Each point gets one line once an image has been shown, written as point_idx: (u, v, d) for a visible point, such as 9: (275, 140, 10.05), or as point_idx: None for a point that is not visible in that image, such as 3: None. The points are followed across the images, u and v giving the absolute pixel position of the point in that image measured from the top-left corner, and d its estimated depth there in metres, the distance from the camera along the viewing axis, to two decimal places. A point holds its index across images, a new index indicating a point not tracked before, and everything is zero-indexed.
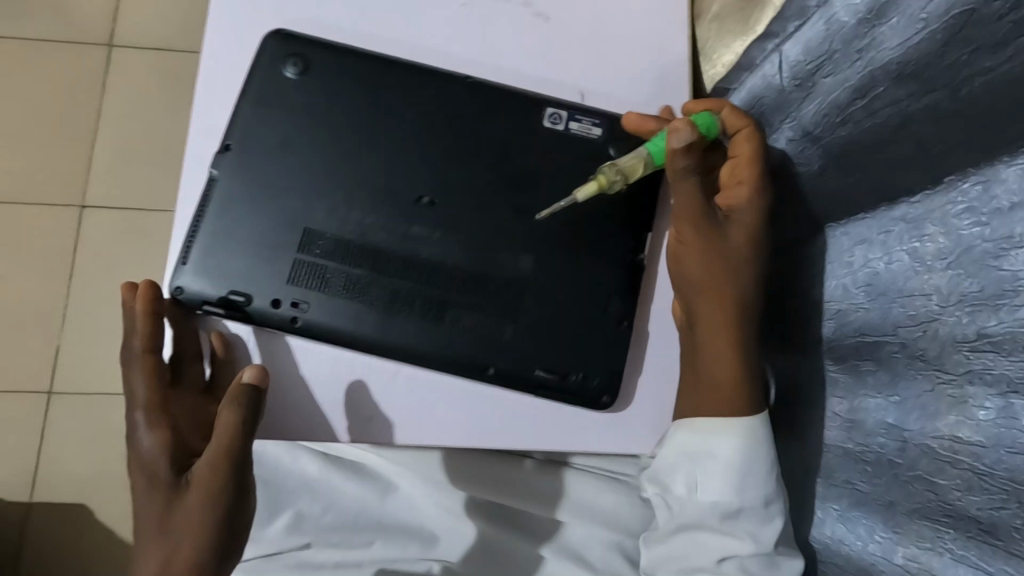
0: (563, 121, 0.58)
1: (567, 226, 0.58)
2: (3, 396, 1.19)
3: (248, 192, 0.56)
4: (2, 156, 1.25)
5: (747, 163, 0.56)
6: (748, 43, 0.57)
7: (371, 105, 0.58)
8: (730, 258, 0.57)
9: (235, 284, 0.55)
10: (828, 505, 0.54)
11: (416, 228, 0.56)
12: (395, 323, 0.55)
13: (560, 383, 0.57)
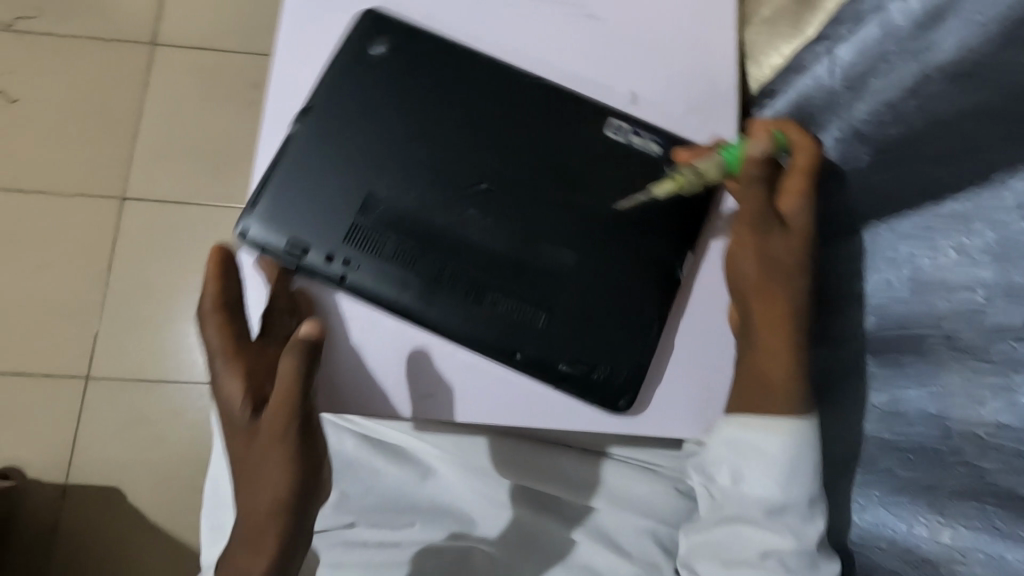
0: (625, 133, 0.61)
1: (612, 223, 0.60)
2: (43, 378, 1.23)
3: (318, 156, 0.60)
4: (50, 149, 1.31)
5: (805, 177, 0.56)
6: (799, 47, 0.59)
7: (442, 89, 0.61)
8: (784, 270, 0.56)
9: (293, 235, 0.59)
10: (870, 492, 0.55)
11: (461, 207, 0.59)
12: (434, 296, 0.58)
13: (586, 377, 0.59)
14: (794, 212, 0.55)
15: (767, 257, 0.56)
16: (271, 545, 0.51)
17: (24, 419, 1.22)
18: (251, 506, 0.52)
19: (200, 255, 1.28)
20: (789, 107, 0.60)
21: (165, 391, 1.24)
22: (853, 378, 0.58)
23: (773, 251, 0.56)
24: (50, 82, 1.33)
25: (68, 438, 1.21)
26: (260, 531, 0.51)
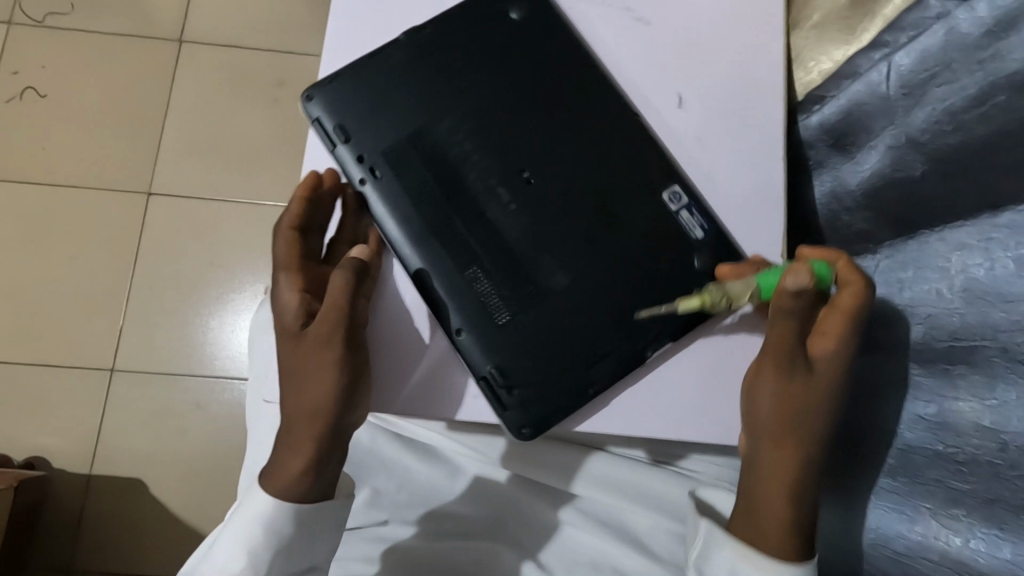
0: (677, 206, 0.57)
1: (619, 253, 0.56)
2: (68, 369, 1.24)
3: (399, 77, 0.59)
4: (77, 143, 1.32)
5: (844, 320, 0.50)
6: (851, 52, 0.60)
7: (544, 64, 0.60)
8: (798, 412, 0.51)
9: (344, 122, 0.59)
10: (918, 504, 0.54)
11: (480, 162, 0.57)
12: (429, 245, 0.57)
13: (500, 389, 0.55)
14: (820, 354, 0.50)
15: (784, 395, 0.51)
16: (308, 451, 0.55)
17: (49, 409, 1.23)
18: (292, 414, 0.56)
19: (223, 251, 1.29)
20: (839, 113, 0.60)
21: (187, 385, 1.24)
22: (895, 387, 0.57)
23: (791, 388, 0.51)
24: (80, 78, 1.34)
25: (92, 429, 1.22)
26: (298, 438, 0.55)
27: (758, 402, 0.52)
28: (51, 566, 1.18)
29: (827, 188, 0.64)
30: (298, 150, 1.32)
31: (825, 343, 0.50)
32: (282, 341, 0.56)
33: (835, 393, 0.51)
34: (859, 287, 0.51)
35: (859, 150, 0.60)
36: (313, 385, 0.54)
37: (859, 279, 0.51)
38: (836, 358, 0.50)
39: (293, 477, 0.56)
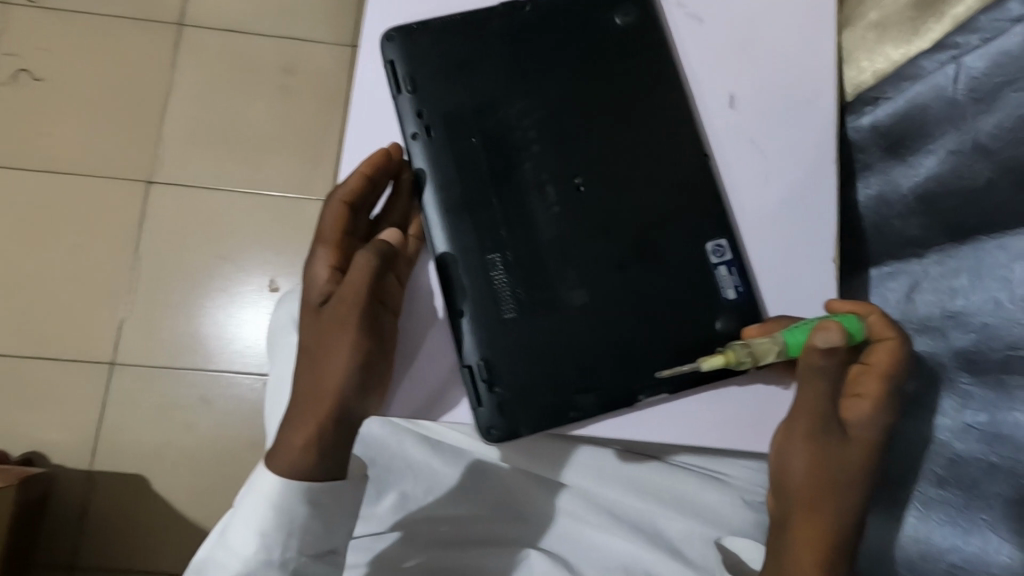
0: (719, 259, 0.54)
1: (647, 274, 0.53)
2: (66, 362, 1.20)
3: (475, 49, 0.56)
4: (75, 128, 1.27)
5: (881, 380, 0.51)
6: (915, 53, 0.58)
7: (633, 74, 0.57)
8: (839, 477, 0.50)
9: (416, 73, 0.56)
10: (974, 515, 0.53)
11: (537, 151, 0.55)
12: (458, 221, 0.54)
13: (479, 386, 0.52)
14: (863, 419, 0.51)
15: (825, 461, 0.50)
16: (310, 436, 0.53)
17: (47, 403, 1.19)
18: (304, 390, 0.54)
19: (228, 241, 1.25)
20: (896, 114, 0.59)
21: (190, 379, 1.21)
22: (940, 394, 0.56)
23: (834, 454, 0.50)
24: (78, 60, 1.29)
25: (92, 424, 1.19)
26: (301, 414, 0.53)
27: (792, 466, 0.51)
28: (49, 564, 1.15)
29: (874, 191, 0.63)
30: (306, 140, 1.28)
31: (869, 407, 0.50)
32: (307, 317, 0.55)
33: (873, 457, 0.51)
34: (895, 345, 0.51)
35: (914, 154, 0.59)
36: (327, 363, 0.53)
37: (896, 337, 0.52)
38: (880, 421, 0.51)
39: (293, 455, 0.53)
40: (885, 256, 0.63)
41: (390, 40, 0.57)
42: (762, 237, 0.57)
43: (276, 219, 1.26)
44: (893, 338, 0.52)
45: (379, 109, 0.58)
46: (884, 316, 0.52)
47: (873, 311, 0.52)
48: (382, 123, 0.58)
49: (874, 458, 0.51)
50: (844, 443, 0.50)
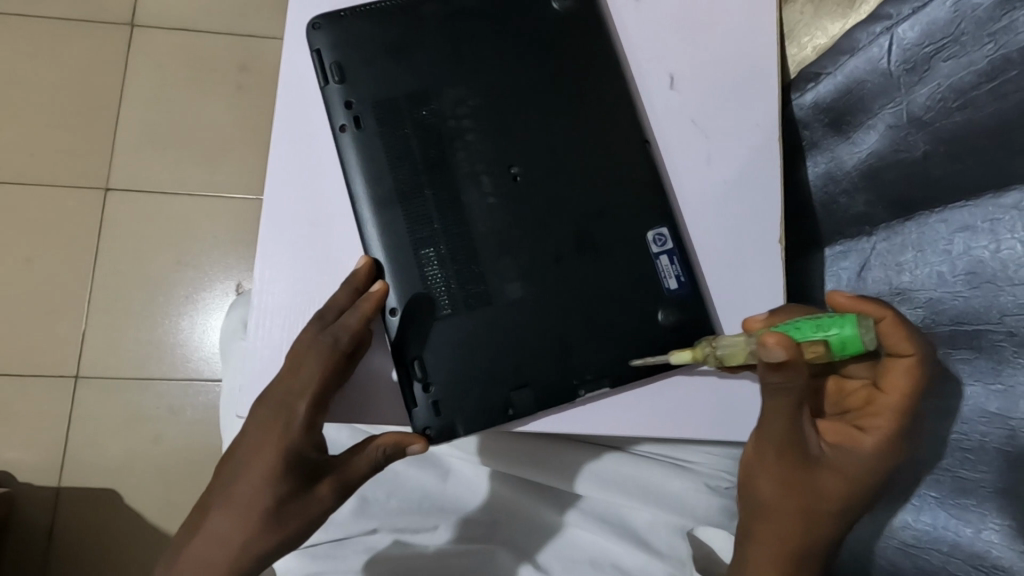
0: (660, 249, 0.53)
1: (588, 265, 0.52)
2: (27, 379, 1.17)
3: (406, 36, 0.54)
4: (23, 137, 1.23)
5: (894, 416, 0.49)
6: (849, 26, 0.57)
7: (573, 58, 0.55)
8: (824, 503, 0.49)
9: (345, 61, 0.54)
10: (924, 493, 0.53)
11: (472, 141, 0.53)
12: (391, 214, 0.52)
13: (415, 386, 0.50)
14: (872, 451, 0.49)
15: (811, 485, 0.49)
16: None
17: (10, 420, 1.15)
18: (217, 540, 0.46)
19: (190, 246, 1.22)
20: (836, 91, 0.58)
21: (158, 389, 1.18)
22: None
23: (817, 479, 0.49)
24: (25, 65, 1.25)
25: (58, 441, 1.15)
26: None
27: (764, 488, 0.50)
28: None
29: (822, 169, 0.61)
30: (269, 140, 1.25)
31: (876, 438, 0.49)
32: (256, 482, 0.45)
33: (874, 486, 0.50)
34: (912, 363, 0.48)
35: (855, 129, 0.58)
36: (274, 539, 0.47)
37: (915, 355, 0.48)
38: (889, 454, 0.49)
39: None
40: (836, 236, 0.62)
41: (317, 27, 0.54)
42: (704, 222, 0.56)
43: (241, 223, 1.24)
44: (912, 354, 0.48)
45: (309, 102, 0.55)
46: (896, 323, 0.47)
47: (886, 315, 0.47)
48: (312, 114, 0.55)
49: (865, 485, 0.49)
50: (837, 468, 0.49)
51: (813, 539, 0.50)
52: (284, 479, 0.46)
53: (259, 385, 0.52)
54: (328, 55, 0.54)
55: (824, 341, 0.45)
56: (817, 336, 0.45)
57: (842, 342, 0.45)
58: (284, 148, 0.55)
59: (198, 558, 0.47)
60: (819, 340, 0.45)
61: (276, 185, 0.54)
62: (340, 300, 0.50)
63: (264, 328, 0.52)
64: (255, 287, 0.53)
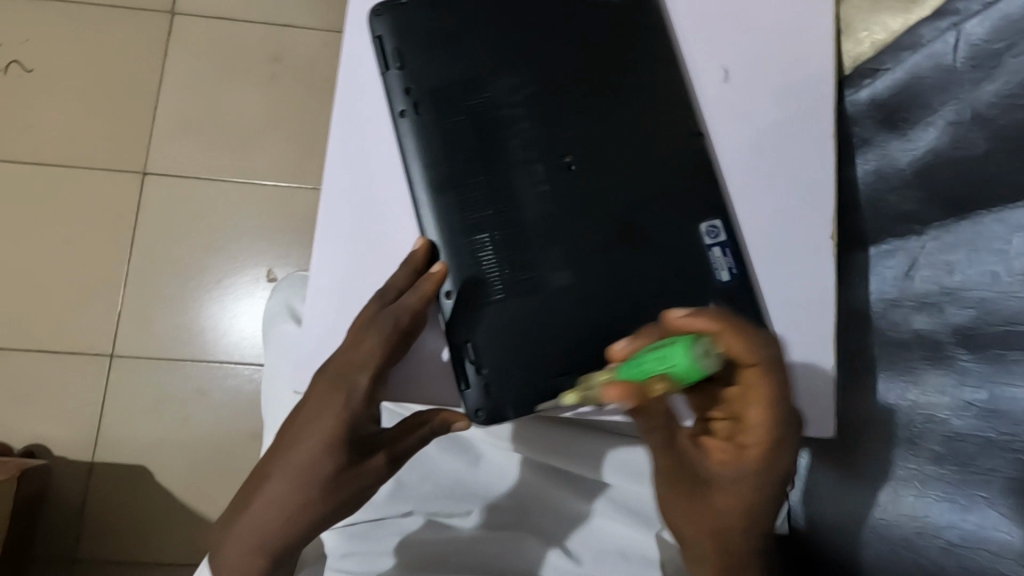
0: (713, 240, 0.53)
1: (639, 256, 0.52)
2: (64, 356, 1.20)
3: (464, 23, 0.54)
4: (67, 121, 1.26)
5: (765, 427, 0.47)
6: (915, 21, 0.57)
7: (628, 49, 0.55)
8: (729, 520, 0.49)
9: (403, 47, 0.54)
10: (974, 494, 0.52)
11: (526, 129, 0.53)
12: (445, 199, 0.53)
13: (466, 369, 0.51)
14: (757, 465, 0.48)
15: (710, 501, 0.49)
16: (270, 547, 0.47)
17: (47, 397, 1.19)
18: (275, 505, 0.46)
19: (221, 232, 1.25)
20: (894, 87, 0.58)
21: (188, 371, 1.21)
22: (933, 368, 0.57)
23: (713, 495, 0.49)
24: (68, 52, 1.28)
25: (92, 417, 1.19)
26: (276, 548, 0.47)
27: (671, 506, 0.51)
28: (55, 557, 1.15)
29: (872, 166, 0.62)
30: (300, 131, 1.27)
31: (758, 451, 0.48)
32: (316, 449, 0.46)
33: (777, 495, 0.49)
34: (761, 373, 0.46)
35: (912, 126, 0.57)
36: (325, 507, 0.47)
37: (758, 365, 0.46)
38: (777, 463, 0.48)
39: (242, 569, 0.48)
40: (883, 235, 0.62)
41: (377, 14, 0.55)
42: (758, 215, 0.56)
43: (270, 210, 1.25)
44: (758, 364, 0.46)
45: (365, 88, 0.56)
46: (732, 338, 0.45)
47: (721, 332, 0.45)
48: (368, 100, 0.56)
49: (765, 497, 0.49)
50: (727, 484, 0.48)
51: (733, 554, 0.50)
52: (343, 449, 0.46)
53: (313, 363, 0.53)
54: (388, 41, 0.55)
55: (664, 377, 0.44)
56: (660, 372, 0.44)
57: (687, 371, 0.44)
58: (342, 133, 0.56)
59: (250, 522, 0.47)
60: (660, 379, 0.44)
61: (333, 168, 0.55)
62: (399, 282, 0.51)
63: (318, 308, 0.54)
64: (312, 268, 0.54)
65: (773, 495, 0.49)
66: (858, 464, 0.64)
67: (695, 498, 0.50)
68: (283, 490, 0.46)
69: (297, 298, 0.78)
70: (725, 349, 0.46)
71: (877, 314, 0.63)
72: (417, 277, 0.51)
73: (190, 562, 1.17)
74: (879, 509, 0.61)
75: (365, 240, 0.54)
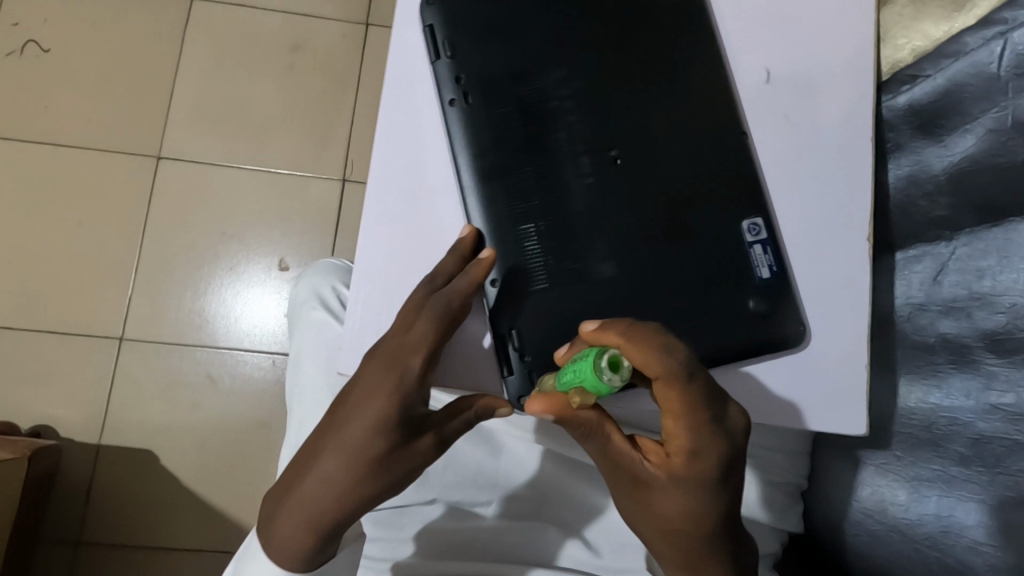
0: (753, 238, 0.54)
1: (680, 250, 0.53)
2: (73, 338, 1.18)
3: (515, 16, 0.55)
4: (82, 100, 1.24)
5: (686, 434, 0.47)
6: (957, 29, 0.58)
7: (675, 48, 0.56)
8: (672, 521, 0.50)
9: (454, 37, 0.55)
10: (1000, 492, 0.54)
11: (573, 122, 0.54)
12: (491, 188, 0.53)
13: (509, 355, 0.52)
14: (684, 470, 0.48)
15: (651, 504, 0.50)
16: (320, 522, 0.49)
17: (54, 378, 1.17)
18: (326, 482, 0.48)
19: (236, 217, 1.22)
20: (933, 93, 0.59)
21: (198, 357, 1.19)
22: (958, 372, 0.58)
23: (655, 498, 0.49)
24: (85, 33, 1.26)
25: (100, 401, 1.16)
26: (329, 525, 0.49)
27: (625, 506, 0.52)
28: (56, 543, 1.12)
29: (904, 172, 0.62)
30: (317, 120, 1.24)
31: (681, 456, 0.48)
32: (367, 429, 0.47)
33: (720, 495, 0.49)
34: (666, 384, 0.46)
35: (949, 133, 0.58)
36: (375, 487, 0.48)
37: (662, 378, 0.45)
38: (704, 467, 0.48)
39: (294, 545, 0.49)
40: (912, 239, 0.62)
41: (429, 4, 0.56)
42: (796, 216, 0.57)
43: (284, 198, 1.23)
44: (661, 377, 0.45)
45: (414, 77, 0.57)
46: (631, 352, 0.45)
47: (621, 345, 0.46)
48: (417, 88, 0.57)
49: (703, 501, 0.49)
50: (663, 487, 0.49)
51: (683, 549, 0.51)
52: (393, 430, 0.47)
53: (358, 346, 0.54)
54: (439, 32, 0.56)
55: (580, 389, 0.46)
56: (574, 385, 0.46)
57: (595, 387, 0.45)
58: (391, 121, 0.56)
59: (303, 500, 0.48)
60: (577, 391, 0.47)
61: (381, 154, 0.56)
62: (447, 267, 0.51)
63: (364, 292, 0.54)
64: (358, 252, 0.55)
65: (712, 499, 0.49)
66: (882, 463, 0.63)
67: (639, 500, 0.50)
68: (334, 467, 0.48)
69: (326, 285, 0.77)
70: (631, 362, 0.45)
71: (903, 319, 0.63)
72: (466, 264, 0.52)
73: (197, 547, 1.14)
74: (901, 508, 0.61)
75: (410, 226, 0.55)
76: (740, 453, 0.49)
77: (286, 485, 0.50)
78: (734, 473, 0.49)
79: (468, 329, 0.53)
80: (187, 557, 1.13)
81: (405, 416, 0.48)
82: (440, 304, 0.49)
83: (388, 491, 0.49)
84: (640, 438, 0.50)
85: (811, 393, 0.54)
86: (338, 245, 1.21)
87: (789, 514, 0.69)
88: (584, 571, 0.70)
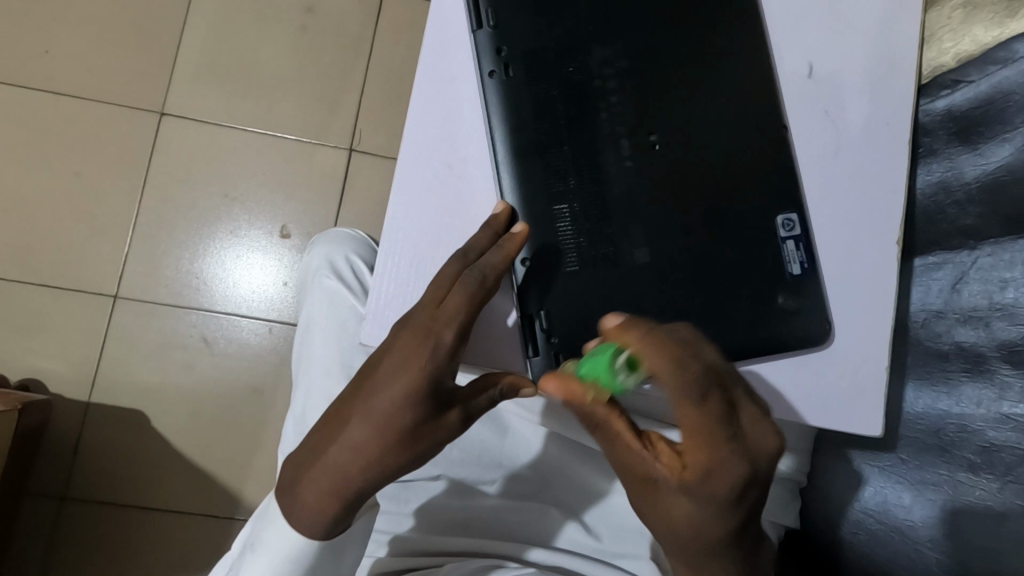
0: (787, 233, 0.53)
1: (713, 240, 0.53)
2: (66, 292, 1.15)
3: None
4: (84, 48, 1.20)
5: (700, 452, 0.45)
6: (1008, 36, 0.57)
7: (721, 32, 0.55)
8: (675, 522, 0.49)
9: (497, 6, 0.54)
10: (1010, 501, 0.54)
11: (615, 103, 0.53)
12: (528, 165, 0.53)
13: (536, 335, 0.52)
14: (696, 484, 0.46)
15: (656, 503, 0.49)
16: (344, 489, 0.49)
17: (44, 332, 1.14)
18: (352, 451, 0.48)
19: (238, 181, 1.20)
20: (976, 99, 0.58)
21: (195, 320, 1.17)
22: (971, 381, 0.58)
23: (661, 498, 0.49)
24: None
25: (91, 358, 1.14)
26: (353, 493, 0.49)
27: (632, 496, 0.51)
28: (40, 497, 1.11)
29: (935, 178, 0.62)
30: (328, 88, 1.21)
31: (696, 471, 0.46)
32: (396, 400, 0.47)
33: (729, 509, 0.47)
34: (677, 399, 0.45)
35: (986, 142, 0.58)
36: (400, 458, 0.48)
37: (673, 392, 0.44)
38: (718, 486, 0.46)
39: (317, 511, 0.49)
40: (933, 246, 0.62)
41: None
42: (828, 214, 0.56)
43: (289, 164, 1.20)
44: (674, 392, 0.44)
45: (453, 45, 0.55)
46: (646, 357, 0.44)
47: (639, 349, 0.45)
48: (456, 57, 0.55)
49: (710, 511, 0.47)
50: (670, 491, 0.48)
51: (684, 547, 0.51)
52: (420, 406, 0.47)
53: (382, 318, 0.53)
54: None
55: (595, 385, 0.47)
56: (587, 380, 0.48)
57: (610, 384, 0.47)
58: (426, 88, 0.55)
59: (329, 467, 0.48)
60: (592, 387, 0.48)
61: (414, 122, 0.54)
62: (479, 243, 0.51)
63: (390, 264, 0.53)
64: (388, 224, 0.53)
65: (719, 511, 0.47)
66: (887, 465, 0.64)
67: (645, 496, 0.50)
68: (360, 436, 0.48)
69: (339, 255, 0.76)
70: (645, 367, 0.45)
71: (917, 324, 0.63)
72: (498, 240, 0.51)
73: (186, 510, 1.13)
74: (906, 508, 0.62)
75: (440, 200, 0.54)
76: (762, 476, 0.47)
77: (310, 451, 0.50)
78: (752, 492, 0.48)
79: (496, 306, 0.53)
80: (174, 520, 1.12)
81: (433, 393, 0.47)
82: (472, 281, 0.48)
83: (411, 463, 0.49)
84: (657, 438, 0.49)
85: (824, 393, 0.55)
86: (342, 216, 1.19)
87: (789, 509, 0.70)
88: (583, 554, 0.70)
